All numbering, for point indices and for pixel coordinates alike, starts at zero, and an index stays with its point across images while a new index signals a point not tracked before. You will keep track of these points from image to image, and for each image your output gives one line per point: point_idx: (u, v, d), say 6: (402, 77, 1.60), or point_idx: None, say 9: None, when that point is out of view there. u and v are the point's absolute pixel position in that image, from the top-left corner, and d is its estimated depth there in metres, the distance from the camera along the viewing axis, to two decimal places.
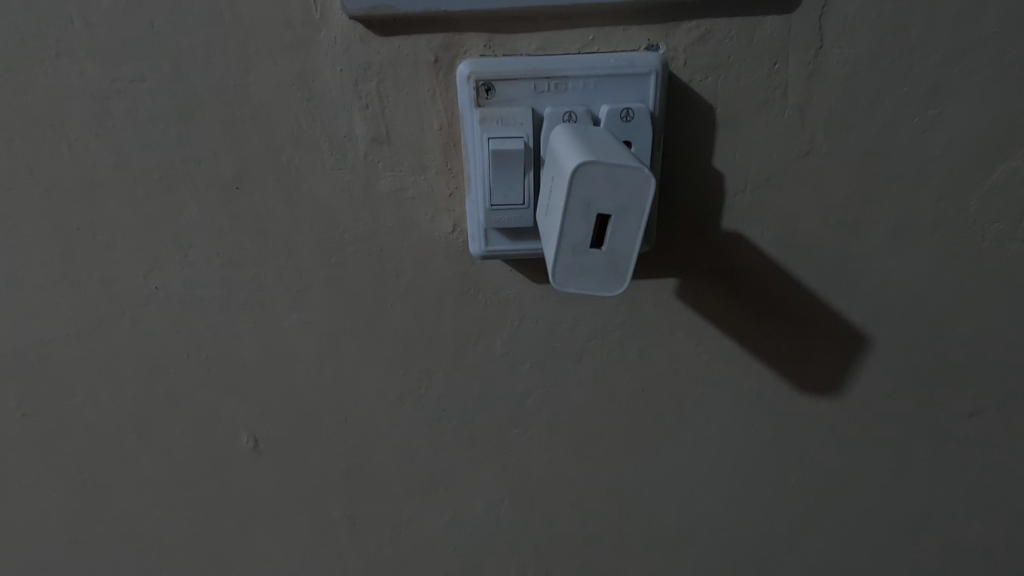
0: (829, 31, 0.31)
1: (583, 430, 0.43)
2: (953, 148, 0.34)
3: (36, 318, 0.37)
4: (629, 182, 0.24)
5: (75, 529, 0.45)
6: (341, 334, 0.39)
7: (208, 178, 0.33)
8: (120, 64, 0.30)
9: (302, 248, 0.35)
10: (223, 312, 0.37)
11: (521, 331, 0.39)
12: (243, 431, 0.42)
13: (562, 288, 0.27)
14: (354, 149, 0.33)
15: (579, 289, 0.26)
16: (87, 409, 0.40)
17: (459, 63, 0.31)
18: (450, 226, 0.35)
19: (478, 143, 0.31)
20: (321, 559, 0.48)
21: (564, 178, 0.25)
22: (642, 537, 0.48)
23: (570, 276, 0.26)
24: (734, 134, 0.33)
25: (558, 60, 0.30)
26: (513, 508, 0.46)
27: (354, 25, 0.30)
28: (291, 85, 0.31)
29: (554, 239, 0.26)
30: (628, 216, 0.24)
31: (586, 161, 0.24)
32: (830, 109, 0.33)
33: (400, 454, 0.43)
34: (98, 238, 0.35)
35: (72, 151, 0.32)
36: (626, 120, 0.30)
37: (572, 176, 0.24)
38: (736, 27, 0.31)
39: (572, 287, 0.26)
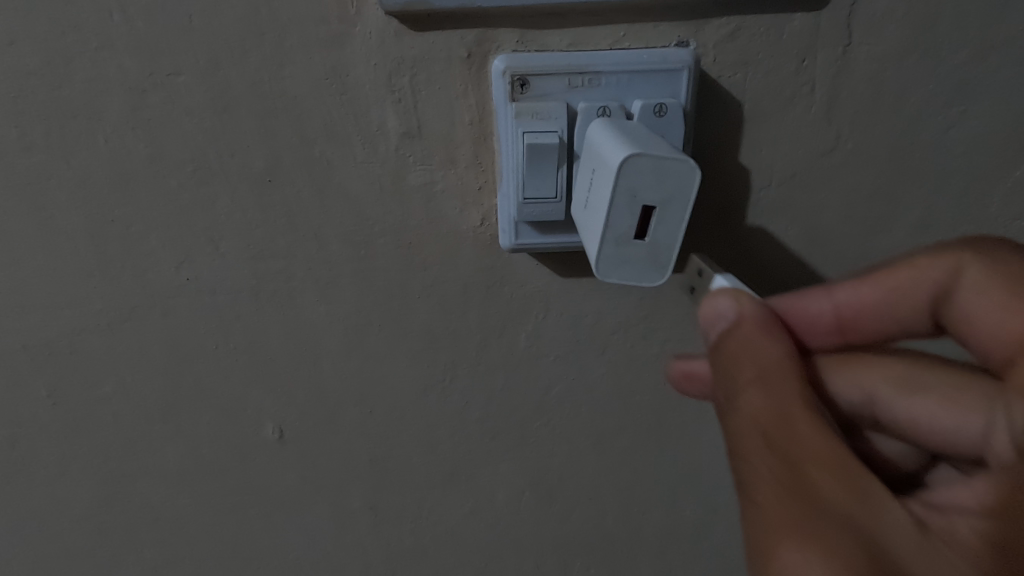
0: (858, 28, 0.31)
1: (604, 423, 0.44)
2: (978, 145, 0.35)
3: (68, 308, 0.37)
4: (675, 172, 0.25)
5: (102, 518, 0.46)
6: (367, 325, 0.39)
7: (242, 170, 0.34)
8: (158, 57, 0.31)
9: (332, 240, 0.36)
10: (253, 303, 0.38)
11: (546, 324, 0.39)
12: (268, 421, 0.42)
13: (603, 279, 0.28)
14: (385, 143, 0.33)
15: (620, 280, 0.28)
16: (117, 400, 0.41)
17: (492, 58, 0.31)
18: (478, 219, 0.35)
19: (513, 137, 0.32)
20: (343, 549, 0.49)
21: (608, 168, 0.26)
22: (659, 530, 0.49)
23: (613, 267, 0.27)
24: (761, 130, 0.34)
25: (592, 56, 0.31)
26: (533, 500, 0.47)
27: (388, 20, 0.30)
28: (325, 79, 0.32)
29: (597, 232, 0.27)
30: (672, 207, 0.25)
31: (634, 152, 0.25)
32: (857, 105, 0.33)
33: (422, 445, 0.44)
34: (131, 230, 0.35)
35: (108, 143, 0.33)
36: (658, 115, 0.31)
37: (619, 169, 0.25)
38: (766, 23, 0.31)
39: (613, 278, 0.28)
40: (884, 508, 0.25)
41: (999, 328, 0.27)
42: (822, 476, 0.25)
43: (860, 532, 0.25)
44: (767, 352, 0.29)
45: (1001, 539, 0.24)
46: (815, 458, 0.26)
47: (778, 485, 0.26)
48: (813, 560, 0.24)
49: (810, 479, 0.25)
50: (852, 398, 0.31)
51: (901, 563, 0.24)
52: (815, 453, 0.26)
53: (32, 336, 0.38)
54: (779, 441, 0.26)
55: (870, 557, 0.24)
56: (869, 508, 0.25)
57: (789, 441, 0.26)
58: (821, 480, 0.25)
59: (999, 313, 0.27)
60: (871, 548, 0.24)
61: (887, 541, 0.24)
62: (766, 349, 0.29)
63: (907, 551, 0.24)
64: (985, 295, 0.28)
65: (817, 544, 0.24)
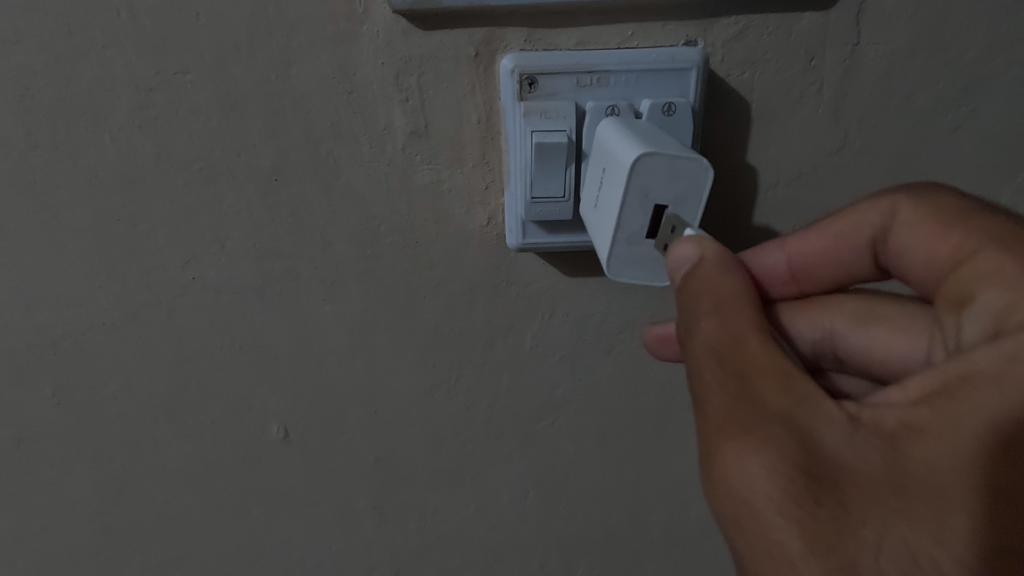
0: (866, 27, 0.31)
1: (610, 423, 0.44)
2: (984, 144, 0.35)
3: (74, 307, 0.37)
4: (688, 173, 0.28)
5: (106, 517, 0.46)
6: (373, 325, 0.39)
7: (248, 170, 0.34)
8: (165, 56, 0.31)
9: (339, 239, 0.36)
10: (258, 303, 0.38)
11: (552, 324, 0.39)
12: (273, 421, 0.42)
13: (615, 277, 0.31)
14: (392, 142, 0.33)
15: (631, 276, 0.31)
16: (122, 399, 0.41)
17: (500, 57, 0.31)
18: (485, 218, 0.35)
19: (521, 136, 0.32)
20: (347, 549, 0.49)
21: (625, 169, 0.28)
22: (664, 530, 0.49)
23: (625, 265, 0.31)
24: (769, 130, 0.34)
25: (601, 54, 0.31)
26: (538, 500, 0.47)
27: (396, 19, 0.30)
28: (332, 79, 0.32)
29: (609, 231, 0.30)
30: (684, 205, 0.29)
31: (649, 153, 0.27)
32: (865, 105, 0.33)
33: (427, 445, 0.44)
34: (137, 229, 0.35)
35: (114, 142, 0.33)
36: (667, 114, 0.31)
37: (632, 168, 0.27)
38: (775, 23, 0.31)
39: (625, 275, 0.31)
40: (835, 415, 0.24)
41: (931, 254, 0.28)
42: (766, 384, 0.25)
43: (802, 435, 0.24)
44: (722, 280, 0.27)
45: (953, 436, 0.23)
46: (760, 368, 0.25)
47: (722, 395, 0.25)
48: (750, 461, 0.24)
49: (755, 388, 0.25)
50: (811, 338, 0.32)
51: (843, 463, 0.23)
52: (759, 364, 0.25)
53: (38, 335, 0.38)
54: (724, 356, 0.26)
55: (809, 457, 0.23)
56: (815, 413, 0.24)
57: (733, 354, 0.26)
58: (765, 388, 0.25)
59: (930, 242, 0.28)
60: (813, 450, 0.23)
61: (832, 445, 0.23)
62: (721, 277, 0.27)
63: (853, 453, 0.23)
64: (916, 229, 0.28)
65: (755, 445, 0.24)
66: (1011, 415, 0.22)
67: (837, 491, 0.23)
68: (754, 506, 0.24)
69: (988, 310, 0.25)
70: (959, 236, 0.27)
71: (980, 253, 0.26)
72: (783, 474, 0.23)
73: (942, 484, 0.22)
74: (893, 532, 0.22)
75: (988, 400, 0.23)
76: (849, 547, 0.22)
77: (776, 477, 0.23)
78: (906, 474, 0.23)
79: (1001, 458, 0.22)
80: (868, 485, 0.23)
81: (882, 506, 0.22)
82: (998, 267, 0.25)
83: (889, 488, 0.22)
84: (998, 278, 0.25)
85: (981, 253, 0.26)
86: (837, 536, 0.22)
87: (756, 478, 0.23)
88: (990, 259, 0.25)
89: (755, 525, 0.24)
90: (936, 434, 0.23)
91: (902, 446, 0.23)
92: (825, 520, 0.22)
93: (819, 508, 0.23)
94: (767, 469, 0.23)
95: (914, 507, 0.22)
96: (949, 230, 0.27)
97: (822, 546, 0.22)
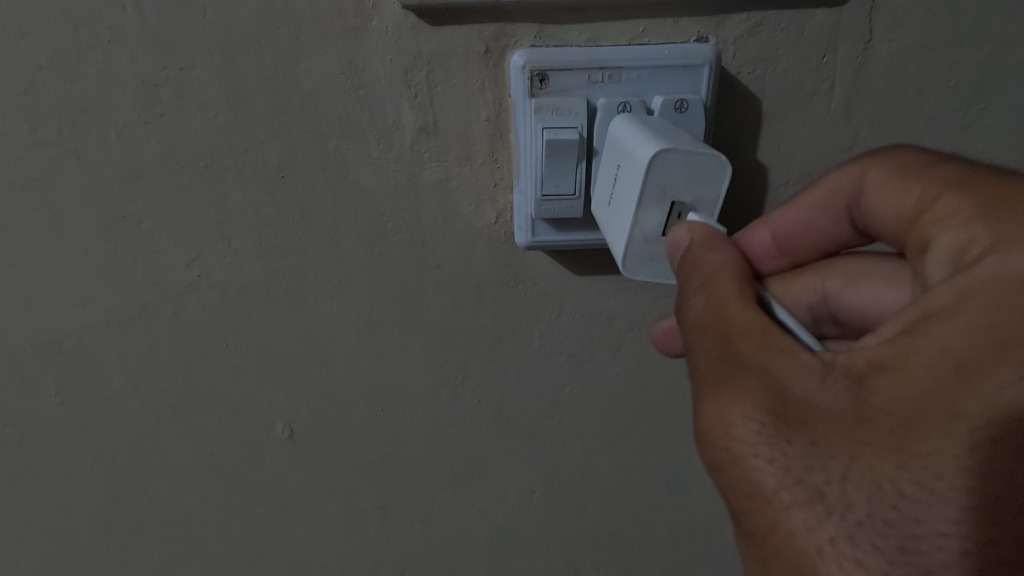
0: (879, 24, 0.31)
1: (617, 422, 0.43)
2: (993, 142, 0.35)
3: (78, 305, 0.37)
4: (706, 169, 0.28)
5: (109, 517, 0.46)
6: (380, 323, 0.39)
7: (255, 166, 0.33)
8: (172, 51, 0.30)
9: (346, 237, 0.36)
10: (264, 301, 0.37)
11: (560, 322, 0.39)
12: (278, 420, 0.42)
13: (631, 275, 0.31)
14: (400, 138, 0.33)
15: (646, 276, 0.31)
16: (125, 398, 0.41)
17: (510, 53, 0.31)
18: (493, 216, 0.35)
19: (532, 133, 0.31)
20: (352, 549, 0.49)
21: (643, 166, 0.28)
22: (670, 530, 0.49)
23: (640, 264, 0.31)
24: (780, 128, 0.33)
25: (613, 51, 0.31)
26: (543, 500, 0.47)
27: (405, 15, 0.30)
28: (341, 74, 0.31)
29: (625, 229, 0.30)
30: (701, 203, 0.29)
31: (667, 149, 0.27)
32: (878, 102, 0.33)
33: (433, 444, 0.44)
34: (143, 226, 0.35)
35: (120, 138, 0.32)
36: (679, 111, 0.31)
37: (650, 164, 0.27)
38: (788, 19, 0.31)
39: (640, 274, 0.31)
40: (810, 361, 0.23)
41: (897, 211, 0.26)
42: (741, 340, 0.25)
43: (772, 381, 0.24)
44: (707, 256, 0.27)
45: (925, 370, 0.21)
46: (739, 328, 0.25)
47: (705, 351, 0.26)
48: (727, 410, 0.24)
49: (731, 345, 0.25)
50: (806, 303, 0.33)
51: (813, 405, 0.23)
52: (735, 322, 0.25)
53: (42, 333, 0.38)
54: (704, 318, 0.26)
55: (779, 402, 0.23)
56: (787, 362, 0.24)
57: (711, 311, 0.26)
58: (742, 343, 0.25)
59: (892, 201, 0.26)
60: (783, 395, 0.23)
61: (803, 390, 0.23)
62: (707, 254, 0.27)
63: (825, 396, 0.23)
64: (880, 191, 0.27)
65: (729, 395, 0.24)
66: (985, 343, 0.21)
67: (808, 431, 0.23)
68: (731, 449, 0.24)
69: (946, 252, 0.23)
70: (919, 188, 0.25)
71: (939, 199, 0.24)
72: (755, 417, 0.24)
73: (916, 417, 0.21)
74: (863, 466, 0.22)
75: (956, 330, 0.21)
76: (818, 480, 0.22)
77: (747, 419, 0.24)
78: (878, 410, 0.22)
79: (980, 388, 0.21)
80: (837, 422, 0.22)
81: (853, 443, 0.22)
82: (957, 210, 0.23)
83: (861, 425, 0.22)
84: (955, 220, 0.23)
85: (941, 199, 0.24)
86: (807, 471, 0.23)
87: (731, 422, 0.24)
88: (950, 203, 0.24)
89: (733, 467, 0.25)
90: (907, 370, 0.22)
91: (876, 385, 0.22)
92: (795, 457, 0.23)
93: (790, 446, 0.23)
94: (738, 412, 0.24)
95: (887, 444, 0.22)
96: (911, 183, 0.25)
97: (793, 480, 0.23)
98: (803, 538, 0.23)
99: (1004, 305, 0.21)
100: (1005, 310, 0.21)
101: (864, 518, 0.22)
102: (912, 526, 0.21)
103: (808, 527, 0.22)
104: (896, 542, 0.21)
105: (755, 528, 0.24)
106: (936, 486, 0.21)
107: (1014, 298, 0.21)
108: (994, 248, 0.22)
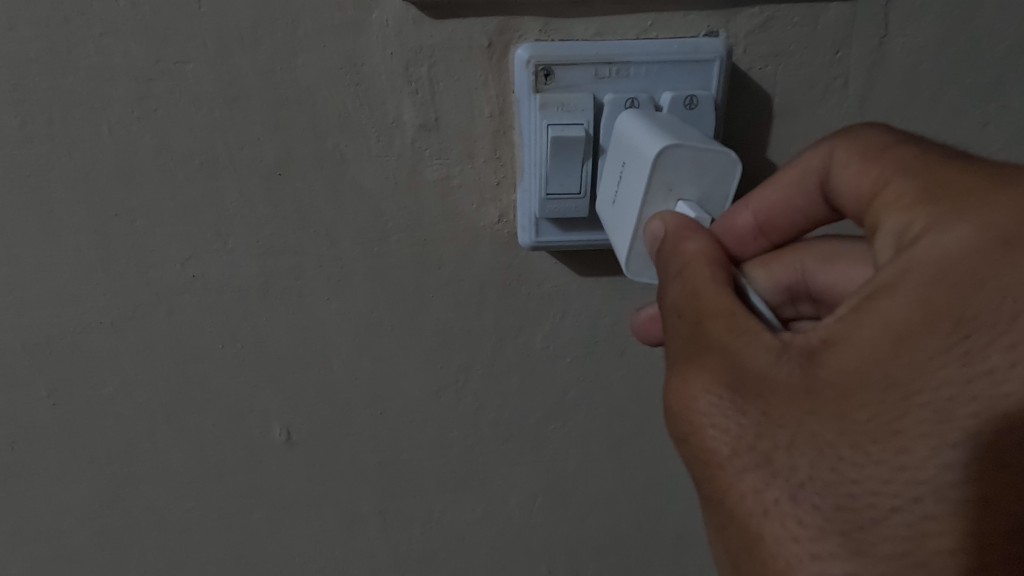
0: (896, 18, 0.30)
1: (622, 426, 0.42)
2: (1011, 140, 0.34)
3: (70, 305, 0.36)
4: (715, 166, 0.27)
5: (103, 520, 0.45)
6: (379, 325, 0.38)
7: (253, 163, 0.32)
8: (165, 44, 0.29)
9: (345, 236, 0.35)
10: (261, 302, 0.37)
11: (563, 324, 0.38)
12: (276, 423, 0.41)
13: (635, 276, 0.30)
14: (401, 136, 0.32)
15: (651, 277, 0.30)
16: (119, 400, 0.40)
17: (514, 48, 0.30)
18: (496, 215, 0.34)
19: (537, 129, 0.30)
20: (350, 553, 0.48)
21: (649, 164, 0.27)
22: (675, 534, 0.48)
23: (644, 265, 0.30)
24: (791, 125, 0.32)
25: (620, 45, 0.30)
26: (546, 504, 0.46)
27: (405, 8, 0.29)
28: (340, 69, 0.30)
29: (630, 229, 0.29)
30: (709, 202, 0.28)
31: (674, 145, 0.26)
32: (893, 99, 0.32)
33: (435, 448, 0.43)
34: (136, 224, 0.34)
35: (112, 134, 0.31)
36: (689, 107, 0.30)
37: (656, 160, 0.26)
38: (801, 13, 0.30)
39: (644, 276, 0.30)
40: (766, 339, 0.23)
41: (856, 193, 0.25)
42: (706, 320, 0.24)
43: (730, 357, 0.23)
44: (682, 245, 0.26)
45: (869, 341, 0.21)
46: (705, 310, 0.24)
47: (675, 332, 0.25)
48: (689, 383, 0.24)
49: (698, 326, 0.24)
50: (786, 282, 0.31)
51: (766, 378, 0.22)
52: (699, 304, 0.24)
53: (33, 334, 0.37)
54: (679, 303, 0.25)
55: (735, 374, 0.23)
56: (748, 342, 0.23)
57: (681, 292, 0.25)
58: (705, 323, 0.24)
59: (854, 182, 0.25)
60: (739, 369, 0.23)
61: (759, 365, 0.22)
62: (682, 242, 0.26)
63: (778, 371, 0.22)
64: (844, 172, 0.25)
65: (688, 369, 0.24)
66: (923, 312, 0.20)
67: (760, 401, 0.22)
68: (690, 421, 0.24)
69: (891, 230, 0.22)
70: (877, 170, 0.24)
71: (892, 178, 0.23)
72: (713, 389, 0.23)
73: (860, 387, 0.21)
74: (809, 433, 0.21)
75: (896, 301, 0.21)
76: (766, 446, 0.22)
77: (707, 393, 0.23)
78: (827, 385, 0.21)
79: (917, 356, 0.20)
80: (788, 394, 0.22)
81: (799, 412, 0.21)
82: (907, 188, 0.23)
83: (810, 396, 0.21)
84: (904, 198, 0.23)
85: (893, 178, 0.23)
86: (757, 438, 0.22)
87: (691, 395, 0.24)
88: (904, 181, 0.23)
89: (691, 439, 0.24)
90: (852, 342, 0.21)
91: (827, 359, 0.21)
92: (748, 426, 0.22)
93: (745, 416, 0.22)
94: (698, 384, 0.24)
95: (833, 412, 0.21)
96: (871, 164, 0.24)
97: (745, 446, 0.22)
98: (750, 500, 0.22)
99: (941, 276, 0.20)
100: (943, 281, 0.20)
101: (806, 480, 0.21)
102: (848, 487, 0.21)
103: (755, 490, 0.22)
104: (833, 501, 0.21)
105: (713, 495, 0.23)
106: (872, 451, 0.20)
107: (951, 269, 0.20)
108: (935, 221, 0.21)
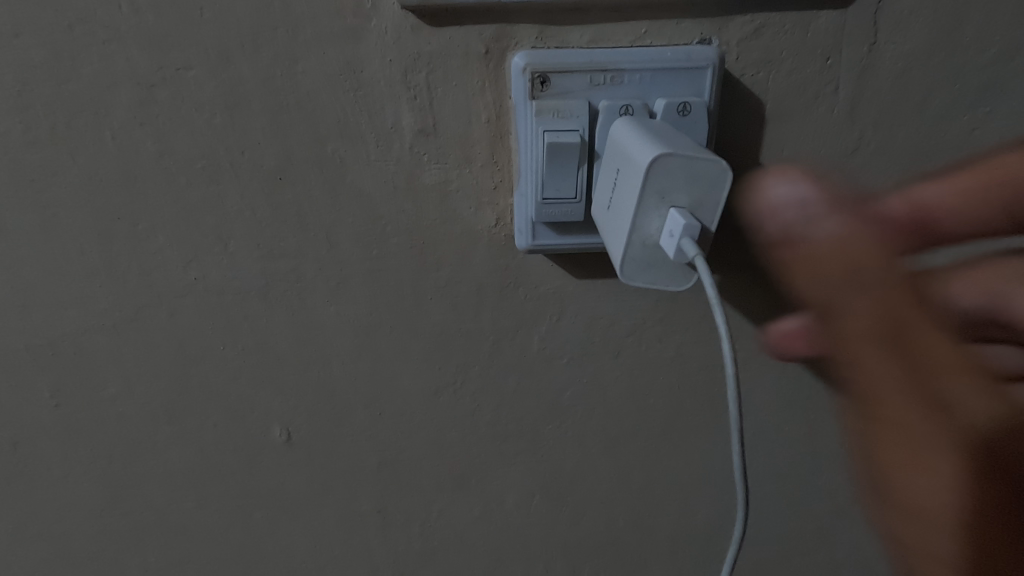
0: (884, 26, 0.31)
1: (617, 426, 0.43)
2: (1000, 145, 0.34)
3: (72, 307, 0.37)
4: (707, 174, 0.27)
5: (105, 520, 0.45)
6: (378, 326, 0.38)
7: (254, 168, 0.33)
8: (168, 51, 0.30)
9: (344, 240, 0.35)
10: (261, 304, 0.37)
11: (560, 325, 0.39)
12: (276, 423, 0.42)
13: (629, 281, 0.30)
14: (400, 141, 0.32)
15: (645, 282, 0.30)
16: (121, 400, 0.40)
17: (511, 55, 0.31)
18: (493, 219, 0.35)
19: (533, 135, 0.31)
20: (349, 552, 0.48)
21: (641, 170, 0.27)
22: (670, 533, 0.48)
23: (637, 270, 0.29)
24: (783, 131, 0.33)
25: (614, 53, 0.30)
26: (543, 503, 0.46)
27: (404, 16, 0.30)
28: (339, 75, 0.31)
29: (623, 234, 0.29)
30: (701, 210, 0.28)
31: (666, 153, 0.26)
32: (882, 106, 0.33)
33: (433, 448, 0.43)
34: (138, 228, 0.34)
35: (115, 139, 0.32)
36: (682, 114, 0.31)
37: (648, 168, 0.27)
38: (791, 21, 0.30)
39: (638, 280, 0.30)
40: (961, 364, 0.22)
41: None
42: (928, 348, 0.21)
43: (963, 387, 0.21)
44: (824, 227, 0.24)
45: None
46: (916, 333, 0.22)
47: (871, 367, 0.22)
48: (923, 430, 0.21)
49: (916, 354, 0.21)
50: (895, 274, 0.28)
51: (971, 408, 0.21)
52: (925, 335, 0.21)
53: (36, 336, 0.37)
54: (883, 330, 0.22)
55: (949, 410, 0.21)
56: (956, 369, 0.22)
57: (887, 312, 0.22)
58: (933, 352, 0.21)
59: None
60: (954, 405, 0.21)
61: (965, 395, 0.21)
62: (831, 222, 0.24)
63: (976, 397, 0.21)
64: None
65: (918, 416, 0.21)
66: None
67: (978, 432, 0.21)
68: (913, 469, 0.22)
69: None
70: None
71: None
72: (957, 431, 0.21)
73: None
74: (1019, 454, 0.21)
75: None
76: (985, 475, 0.21)
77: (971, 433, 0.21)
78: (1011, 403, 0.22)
79: None
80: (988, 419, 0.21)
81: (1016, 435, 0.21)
82: None
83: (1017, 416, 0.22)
84: None
85: None
86: (988, 467, 0.21)
87: (921, 442, 0.21)
88: None
89: (902, 490, 0.22)
90: None
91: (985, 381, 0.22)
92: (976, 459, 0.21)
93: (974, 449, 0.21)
94: (931, 432, 0.21)
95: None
96: None
97: (969, 484, 0.21)
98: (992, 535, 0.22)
99: None
100: None
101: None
102: None
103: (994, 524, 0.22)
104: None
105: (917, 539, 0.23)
106: None
107: None
108: None
